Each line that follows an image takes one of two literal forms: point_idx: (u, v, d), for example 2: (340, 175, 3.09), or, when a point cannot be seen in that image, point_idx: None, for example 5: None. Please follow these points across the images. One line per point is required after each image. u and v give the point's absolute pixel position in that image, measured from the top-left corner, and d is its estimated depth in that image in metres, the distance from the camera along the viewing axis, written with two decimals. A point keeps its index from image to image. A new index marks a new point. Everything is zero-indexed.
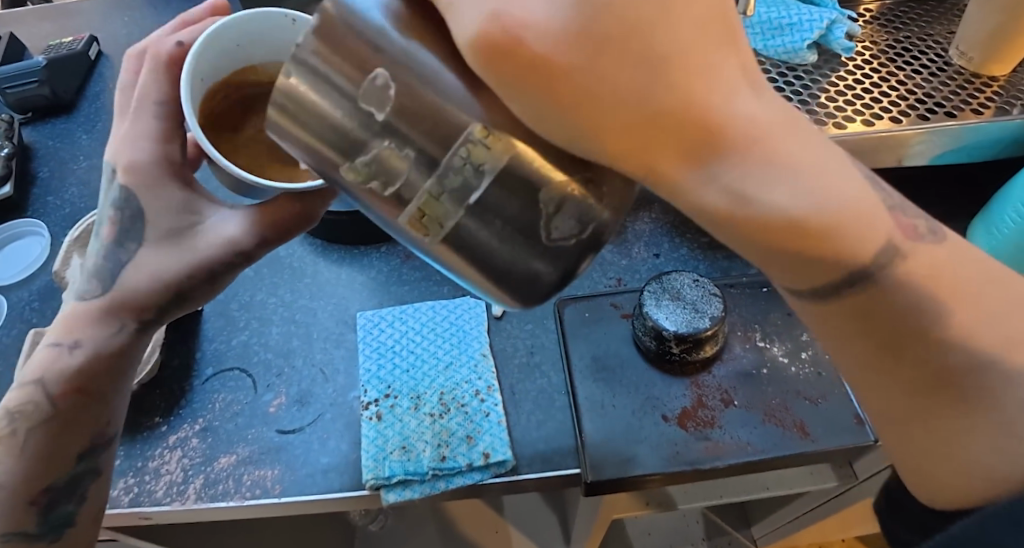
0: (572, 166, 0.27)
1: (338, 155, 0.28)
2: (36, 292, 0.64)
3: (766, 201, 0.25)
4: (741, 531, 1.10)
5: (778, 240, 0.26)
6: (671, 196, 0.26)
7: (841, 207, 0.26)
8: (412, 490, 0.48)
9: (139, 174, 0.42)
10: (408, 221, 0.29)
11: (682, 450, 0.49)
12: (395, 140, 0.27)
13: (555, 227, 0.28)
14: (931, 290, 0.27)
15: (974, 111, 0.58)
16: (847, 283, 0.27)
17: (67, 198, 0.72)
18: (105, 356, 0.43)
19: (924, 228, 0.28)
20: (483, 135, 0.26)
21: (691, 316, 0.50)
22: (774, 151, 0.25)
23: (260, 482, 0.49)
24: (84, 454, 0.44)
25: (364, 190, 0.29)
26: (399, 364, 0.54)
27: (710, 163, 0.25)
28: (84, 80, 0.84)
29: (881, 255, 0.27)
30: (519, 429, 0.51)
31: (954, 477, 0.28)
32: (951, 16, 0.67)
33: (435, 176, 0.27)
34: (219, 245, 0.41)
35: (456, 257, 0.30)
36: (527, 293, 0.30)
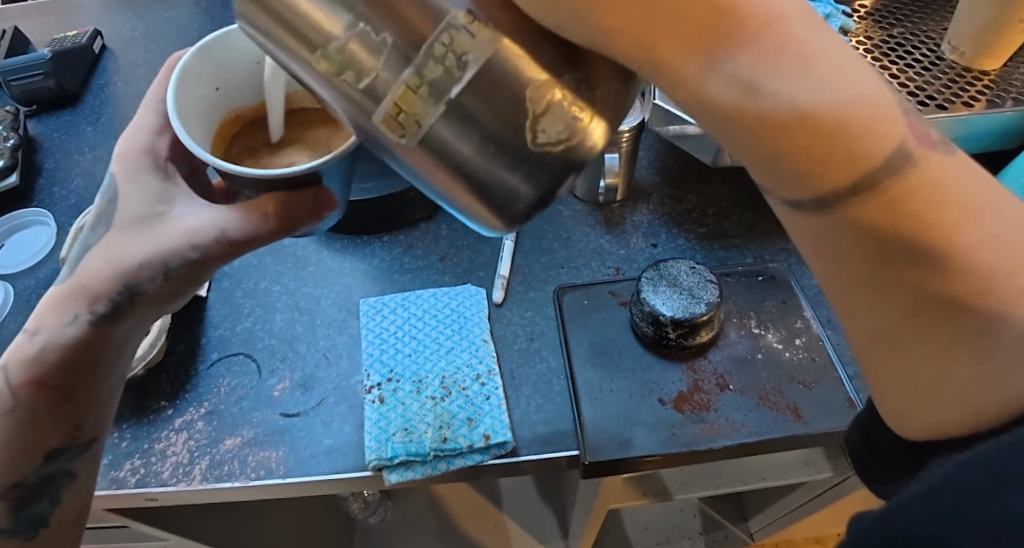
0: (563, 68, 0.28)
1: (312, 46, 0.29)
2: (42, 280, 0.65)
3: (774, 91, 0.25)
4: (737, 525, 1.11)
5: (776, 134, 0.25)
6: (672, 87, 0.26)
7: (858, 101, 0.24)
8: (413, 471, 0.49)
9: (126, 162, 0.45)
10: (383, 117, 0.30)
11: (678, 432, 0.50)
12: (372, 24, 0.28)
13: (541, 130, 0.29)
14: (942, 201, 0.25)
15: (965, 104, 0.59)
16: (853, 189, 0.25)
17: (73, 188, 0.73)
18: (58, 346, 0.42)
19: (939, 140, 0.26)
20: (466, 22, 0.27)
21: (688, 302, 0.52)
22: (789, 34, 0.24)
23: (264, 463, 0.50)
24: (54, 455, 0.43)
25: (341, 83, 0.30)
26: (400, 349, 0.55)
27: (718, 52, 0.25)
28: (88, 74, 0.85)
29: (888, 162, 0.25)
30: (518, 412, 0.52)
31: (948, 408, 0.27)
32: (944, 12, 0.69)
33: (414, 68, 0.28)
34: (179, 235, 0.42)
35: (437, 161, 0.30)
36: (504, 211, 0.32)
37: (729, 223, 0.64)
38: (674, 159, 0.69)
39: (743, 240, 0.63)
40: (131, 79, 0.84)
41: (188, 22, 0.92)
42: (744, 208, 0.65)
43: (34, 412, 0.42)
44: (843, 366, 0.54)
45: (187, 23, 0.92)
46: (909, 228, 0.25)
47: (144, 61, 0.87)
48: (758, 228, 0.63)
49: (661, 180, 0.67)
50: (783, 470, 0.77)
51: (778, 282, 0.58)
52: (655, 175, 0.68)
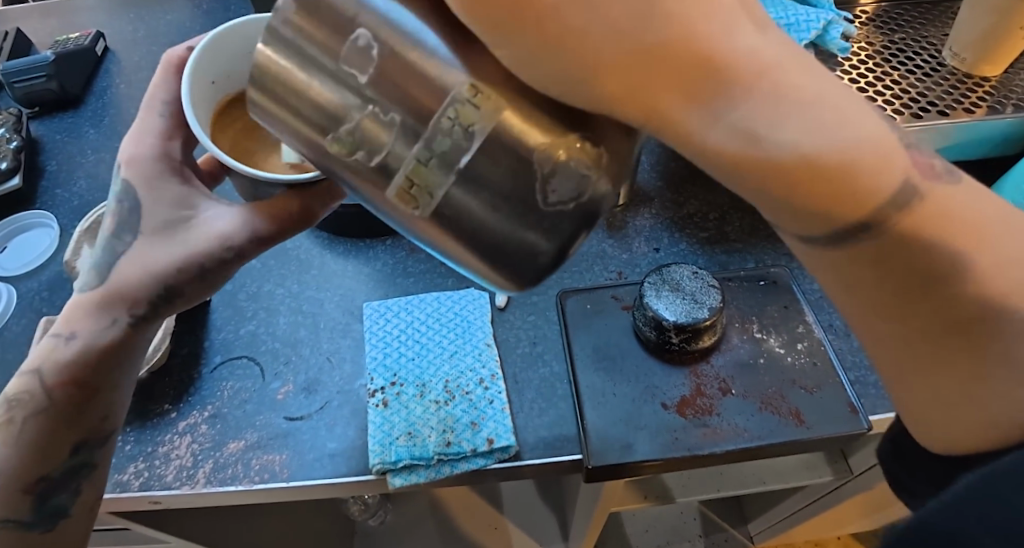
0: (568, 126, 0.28)
1: (323, 131, 0.30)
2: (45, 282, 0.65)
3: (777, 140, 0.25)
4: (738, 528, 1.12)
5: (786, 182, 0.25)
6: (676, 141, 0.26)
7: (857, 146, 0.25)
8: (417, 475, 0.49)
9: (140, 168, 0.44)
10: (397, 193, 0.30)
11: (681, 436, 0.50)
12: (379, 105, 0.29)
13: (552, 190, 0.29)
14: (950, 231, 0.26)
15: (966, 110, 0.60)
16: (861, 228, 0.26)
17: (76, 190, 0.73)
18: (96, 348, 0.42)
19: (942, 168, 0.27)
20: (471, 95, 0.27)
21: (691, 306, 0.52)
22: (784, 80, 0.24)
23: (268, 466, 0.50)
24: (80, 447, 0.44)
25: (350, 162, 0.30)
26: (404, 352, 0.55)
27: (714, 102, 0.25)
28: (91, 76, 0.85)
29: (896, 197, 0.25)
30: (521, 416, 0.52)
31: (964, 429, 0.29)
32: (945, 18, 0.69)
33: (424, 142, 0.29)
34: (208, 236, 0.42)
35: (450, 232, 0.30)
36: (527, 269, 0.31)
37: (731, 227, 0.64)
38: (675, 163, 0.70)
39: (744, 244, 0.63)
40: (134, 81, 0.85)
41: (190, 23, 0.92)
42: (746, 212, 0.65)
43: (57, 413, 0.42)
44: (844, 371, 0.54)
45: (188, 25, 0.92)
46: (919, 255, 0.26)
47: (146, 63, 0.87)
48: (759, 233, 0.64)
49: (663, 184, 0.68)
50: (783, 473, 0.78)
51: (780, 286, 0.59)
52: (657, 179, 0.68)
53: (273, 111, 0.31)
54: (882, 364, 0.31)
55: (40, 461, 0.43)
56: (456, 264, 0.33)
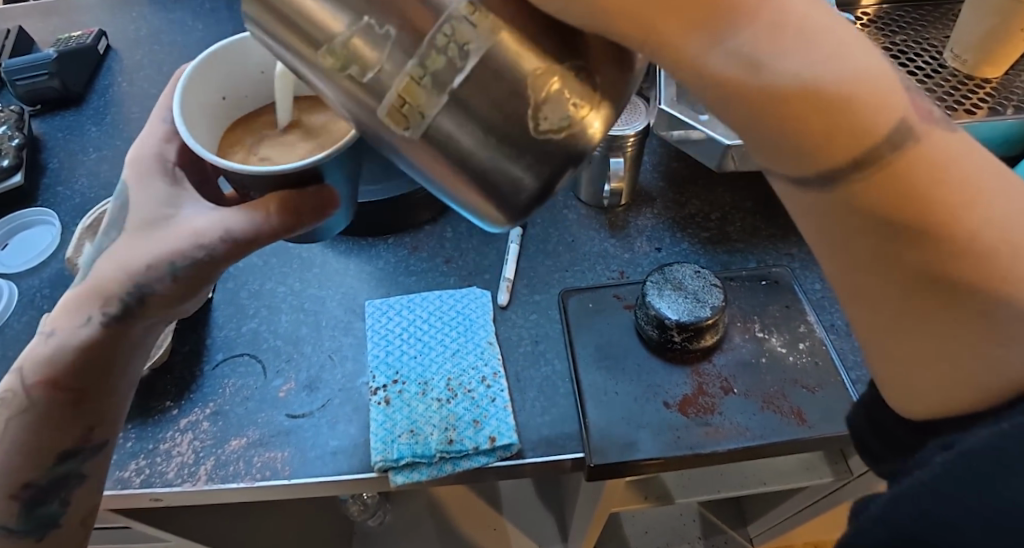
0: (562, 54, 0.28)
1: (316, 44, 0.30)
2: (46, 279, 0.65)
3: (777, 67, 0.25)
4: (738, 530, 1.10)
5: (778, 107, 0.26)
6: (676, 66, 0.27)
7: (860, 76, 0.25)
8: (419, 473, 0.49)
9: (137, 166, 0.45)
10: (388, 112, 0.30)
11: (683, 435, 0.50)
12: (373, 19, 0.28)
13: (544, 117, 0.29)
14: (941, 179, 0.26)
15: (967, 111, 0.60)
16: (855, 164, 0.26)
17: (78, 188, 0.73)
18: (71, 348, 0.43)
19: (941, 116, 0.27)
20: (468, 12, 0.27)
21: (693, 305, 0.52)
22: (789, 10, 0.25)
23: (270, 464, 0.50)
24: (69, 455, 0.44)
25: (342, 77, 0.30)
26: (407, 351, 0.55)
27: (720, 29, 0.26)
28: (93, 74, 0.85)
29: (891, 136, 0.26)
30: (524, 415, 0.52)
31: (953, 390, 0.28)
32: (946, 20, 0.69)
33: (416, 59, 0.28)
34: (185, 235, 0.42)
35: (438, 154, 0.30)
36: (511, 203, 0.31)
37: (732, 227, 0.64)
38: (678, 163, 0.70)
39: (746, 244, 0.63)
40: (136, 79, 0.85)
41: (193, 22, 0.92)
42: (748, 213, 0.66)
43: (45, 413, 0.43)
44: (846, 371, 0.54)
45: (191, 24, 0.92)
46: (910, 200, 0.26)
47: (148, 62, 0.87)
48: (760, 233, 0.64)
49: (664, 184, 0.68)
50: (784, 474, 0.78)
51: (782, 286, 0.59)
52: (658, 180, 0.68)
53: (269, 26, 0.31)
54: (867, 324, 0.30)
55: (30, 467, 0.43)
56: (450, 198, 0.33)
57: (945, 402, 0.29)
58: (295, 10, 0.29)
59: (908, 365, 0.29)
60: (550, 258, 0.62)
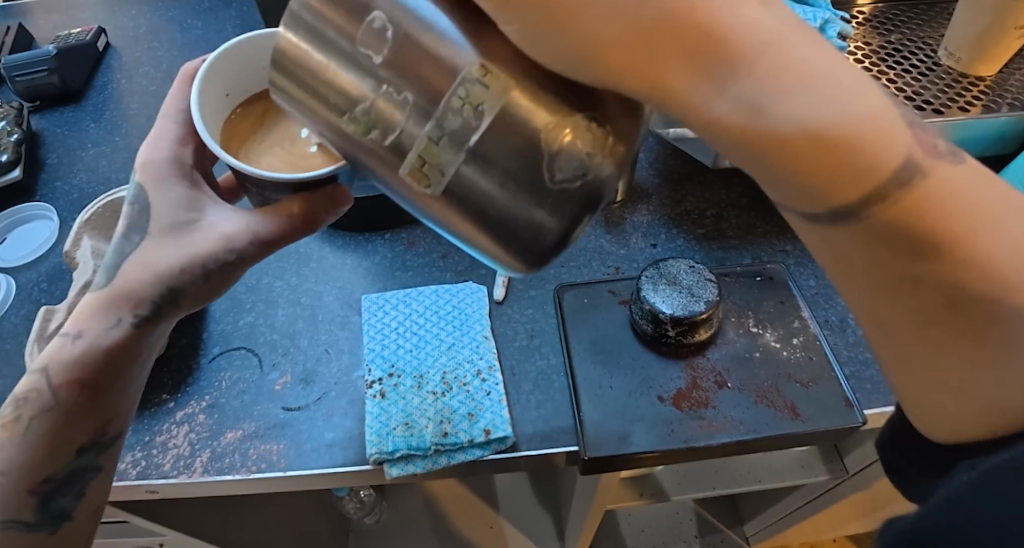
0: (571, 107, 0.29)
1: (343, 113, 0.31)
2: (44, 274, 0.65)
3: (780, 113, 0.25)
4: (733, 529, 1.11)
5: (785, 157, 0.26)
6: (683, 112, 0.27)
7: (859, 119, 0.25)
8: (414, 465, 0.50)
9: (152, 171, 0.45)
10: (409, 170, 0.31)
11: (677, 428, 0.50)
12: (393, 86, 0.30)
13: (558, 169, 0.30)
14: (952, 214, 0.26)
15: (961, 109, 0.60)
16: (866, 201, 0.26)
17: (76, 183, 0.73)
18: (102, 348, 0.42)
19: (945, 147, 0.27)
20: (481, 74, 0.28)
21: (687, 300, 0.52)
22: (787, 56, 0.25)
23: (265, 456, 0.50)
24: (84, 448, 0.43)
25: (366, 141, 0.32)
26: (402, 344, 0.55)
27: (721, 76, 0.26)
28: (92, 71, 0.85)
29: (898, 173, 0.26)
30: (519, 408, 0.52)
31: (963, 417, 0.29)
32: (942, 19, 0.70)
33: (435, 121, 0.30)
34: (216, 239, 0.43)
35: (459, 211, 0.32)
36: (533, 247, 0.32)
37: (728, 224, 0.65)
38: (674, 161, 0.70)
39: (741, 241, 0.63)
40: (135, 76, 0.85)
41: (193, 19, 0.92)
42: (743, 210, 0.66)
43: (69, 412, 0.42)
44: (839, 366, 0.54)
45: (190, 21, 0.92)
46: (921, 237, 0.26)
47: (147, 59, 0.87)
48: (756, 229, 0.64)
49: (660, 181, 0.68)
50: (779, 472, 0.79)
51: (776, 282, 0.59)
52: (654, 177, 0.68)
53: (292, 84, 0.32)
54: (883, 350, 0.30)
55: (47, 462, 0.42)
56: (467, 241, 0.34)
57: (962, 428, 0.29)
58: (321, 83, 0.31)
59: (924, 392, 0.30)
60: None
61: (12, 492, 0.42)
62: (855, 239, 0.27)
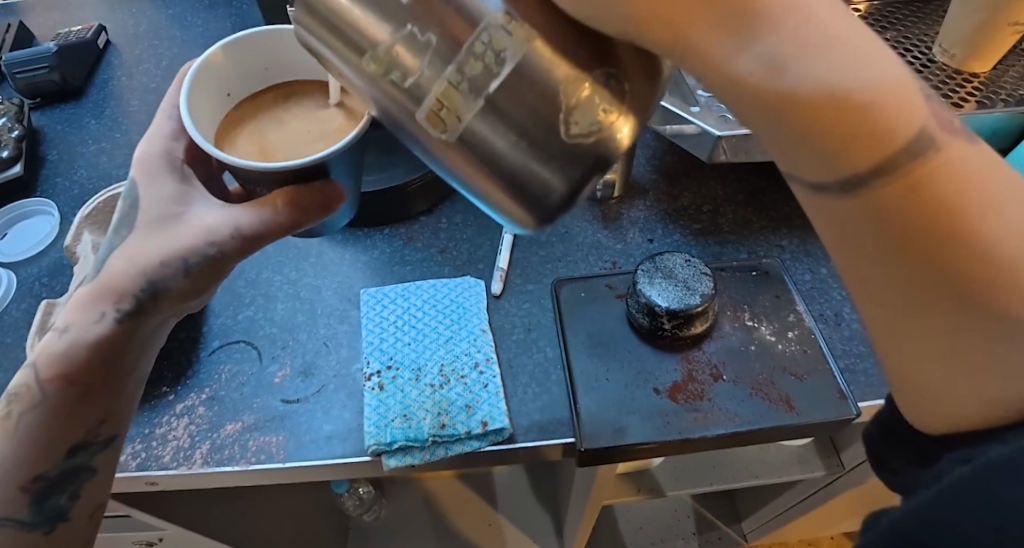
0: (593, 62, 0.29)
1: (360, 52, 0.31)
2: (45, 268, 0.66)
3: (800, 71, 0.26)
4: (731, 526, 1.12)
5: (806, 108, 0.27)
6: (705, 66, 0.28)
7: (884, 83, 0.26)
8: (412, 456, 0.50)
9: (144, 165, 0.45)
10: (427, 114, 0.31)
11: (672, 420, 0.51)
12: (416, 28, 0.30)
13: (574, 122, 0.30)
14: (963, 189, 0.27)
15: (955, 104, 0.61)
16: (877, 171, 0.27)
17: (77, 179, 0.73)
18: (86, 343, 0.43)
19: (962, 128, 0.28)
20: (505, 22, 0.28)
21: (682, 293, 0.52)
22: (815, 8, 0.26)
23: (265, 447, 0.51)
24: (77, 448, 0.44)
25: (385, 81, 0.31)
26: (401, 337, 0.56)
27: (748, 33, 0.27)
28: (92, 69, 0.86)
29: (910, 145, 0.27)
30: (516, 401, 0.53)
31: (963, 402, 0.30)
32: (937, 17, 0.70)
33: (455, 65, 0.29)
34: (197, 233, 0.42)
35: (471, 156, 0.31)
36: (537, 206, 0.32)
37: (724, 219, 0.65)
38: (671, 157, 0.70)
39: (737, 236, 0.64)
40: (135, 73, 0.85)
41: (193, 17, 0.93)
42: (739, 205, 0.66)
43: (59, 408, 0.43)
44: (834, 359, 0.55)
45: (190, 19, 0.92)
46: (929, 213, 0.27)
47: (148, 56, 0.87)
48: (752, 224, 0.65)
49: (657, 177, 0.69)
50: (776, 467, 0.79)
51: (771, 276, 0.59)
52: (651, 173, 0.69)
53: (312, 26, 0.32)
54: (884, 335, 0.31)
55: (41, 460, 0.43)
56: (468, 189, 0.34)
57: (963, 416, 0.30)
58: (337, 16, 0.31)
59: (929, 376, 0.30)
60: (544, 248, 0.63)
61: (7, 488, 0.42)
62: (860, 208, 0.28)
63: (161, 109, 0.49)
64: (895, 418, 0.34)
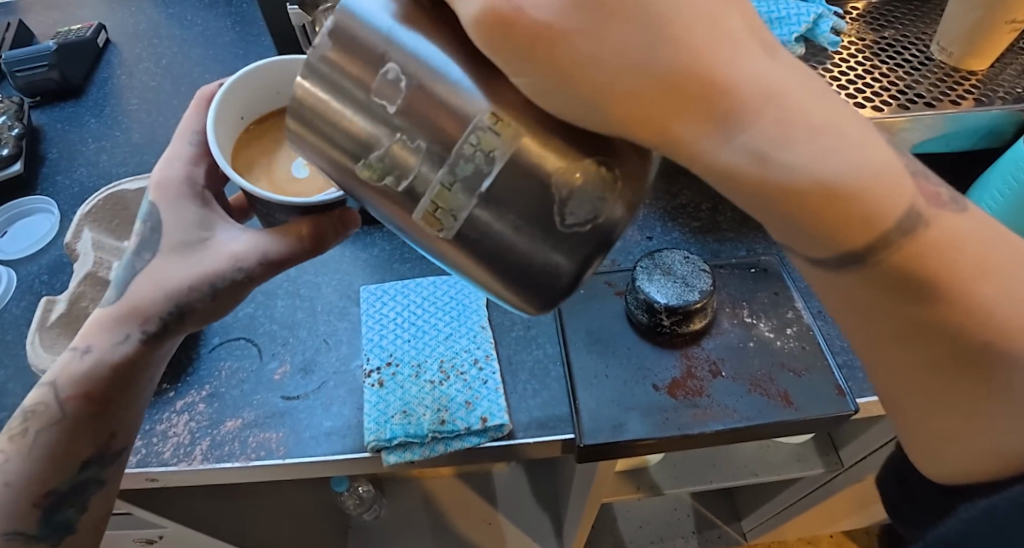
0: (583, 154, 0.31)
1: (355, 157, 0.33)
2: (45, 266, 0.66)
3: (782, 161, 0.28)
4: (731, 525, 1.12)
5: (790, 202, 0.29)
6: (689, 159, 0.29)
7: (863, 171, 0.28)
8: (412, 452, 0.50)
9: (165, 190, 0.45)
10: (423, 215, 0.33)
11: (671, 416, 0.51)
12: (406, 133, 0.31)
13: (569, 213, 0.32)
14: (957, 256, 0.30)
15: (953, 102, 0.61)
16: (869, 249, 0.30)
17: (77, 178, 0.73)
18: (109, 363, 0.43)
19: (948, 199, 0.31)
20: (491, 123, 0.30)
21: (681, 290, 0.53)
22: (793, 106, 0.28)
23: (265, 443, 0.51)
24: (89, 462, 0.44)
25: (380, 186, 0.33)
26: (401, 334, 0.56)
27: (729, 127, 0.28)
28: (91, 67, 0.86)
29: (901, 225, 0.29)
30: (516, 397, 0.53)
31: (970, 457, 0.32)
32: (934, 15, 0.70)
33: (448, 168, 0.31)
34: (223, 258, 0.42)
35: (472, 253, 0.33)
36: (551, 287, 0.34)
37: (723, 217, 0.65)
38: None
39: (736, 234, 0.64)
40: (135, 72, 0.85)
41: (193, 16, 0.93)
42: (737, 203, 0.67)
43: (76, 424, 0.43)
44: (832, 355, 0.55)
45: (189, 18, 0.92)
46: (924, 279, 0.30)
47: (147, 55, 0.88)
48: (751, 221, 0.65)
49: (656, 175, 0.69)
50: (776, 465, 0.79)
51: (770, 273, 0.60)
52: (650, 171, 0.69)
53: (307, 135, 0.34)
54: (888, 388, 0.34)
55: (50, 475, 0.43)
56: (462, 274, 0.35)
57: (966, 466, 0.32)
58: (331, 127, 0.33)
59: (934, 427, 0.33)
60: None
61: (16, 504, 0.42)
62: (868, 281, 0.31)
63: (177, 133, 0.48)
64: (906, 468, 0.37)
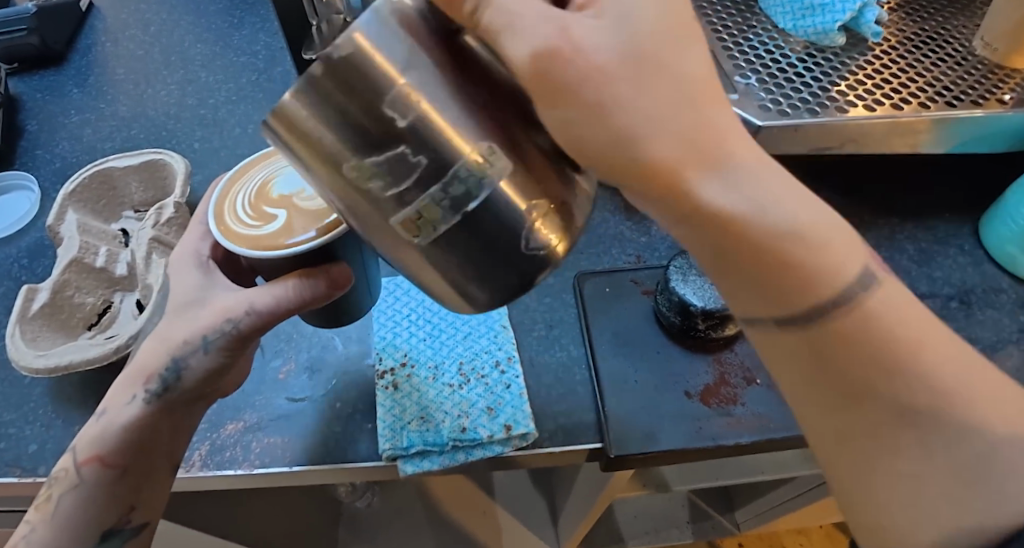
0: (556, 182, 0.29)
1: (343, 155, 0.28)
2: (25, 249, 0.61)
3: (782, 211, 0.28)
4: (725, 516, 1.11)
5: (754, 255, 0.28)
6: (676, 200, 0.28)
7: (812, 226, 0.28)
8: (430, 461, 0.46)
9: (174, 257, 0.44)
10: (402, 221, 0.29)
11: (705, 425, 0.48)
12: (412, 146, 0.27)
13: (531, 237, 0.30)
14: (890, 325, 0.28)
15: (998, 101, 0.58)
16: (806, 315, 0.28)
17: (58, 152, 0.68)
18: (118, 428, 0.41)
19: (874, 271, 0.29)
20: (487, 156, 0.28)
21: (718, 292, 0.49)
22: (762, 167, 0.28)
23: (270, 449, 0.47)
24: (108, 535, 0.41)
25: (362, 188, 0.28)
26: (416, 333, 0.52)
27: (721, 175, 0.28)
28: (74, 34, 0.79)
29: (833, 290, 0.28)
30: (539, 402, 0.49)
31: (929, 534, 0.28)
32: (974, 8, 0.67)
33: (442, 184, 0.28)
34: (216, 314, 0.40)
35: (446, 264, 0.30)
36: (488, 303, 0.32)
37: None
38: None
39: None
40: (121, 39, 0.79)
41: None
42: None
43: (96, 491, 0.40)
44: None
45: None
46: (857, 346, 0.28)
47: (135, 21, 0.81)
48: None
49: None
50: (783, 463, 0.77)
51: None
52: None
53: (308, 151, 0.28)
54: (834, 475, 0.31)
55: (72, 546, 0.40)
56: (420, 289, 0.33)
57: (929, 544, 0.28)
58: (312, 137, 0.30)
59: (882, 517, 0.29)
60: None
61: None
62: (805, 349, 0.29)
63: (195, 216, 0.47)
64: None
